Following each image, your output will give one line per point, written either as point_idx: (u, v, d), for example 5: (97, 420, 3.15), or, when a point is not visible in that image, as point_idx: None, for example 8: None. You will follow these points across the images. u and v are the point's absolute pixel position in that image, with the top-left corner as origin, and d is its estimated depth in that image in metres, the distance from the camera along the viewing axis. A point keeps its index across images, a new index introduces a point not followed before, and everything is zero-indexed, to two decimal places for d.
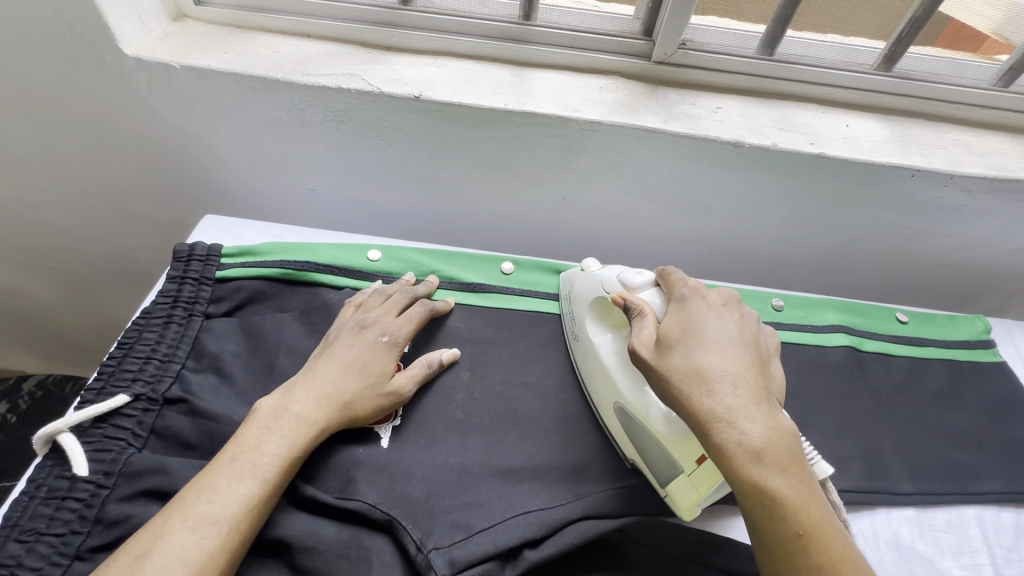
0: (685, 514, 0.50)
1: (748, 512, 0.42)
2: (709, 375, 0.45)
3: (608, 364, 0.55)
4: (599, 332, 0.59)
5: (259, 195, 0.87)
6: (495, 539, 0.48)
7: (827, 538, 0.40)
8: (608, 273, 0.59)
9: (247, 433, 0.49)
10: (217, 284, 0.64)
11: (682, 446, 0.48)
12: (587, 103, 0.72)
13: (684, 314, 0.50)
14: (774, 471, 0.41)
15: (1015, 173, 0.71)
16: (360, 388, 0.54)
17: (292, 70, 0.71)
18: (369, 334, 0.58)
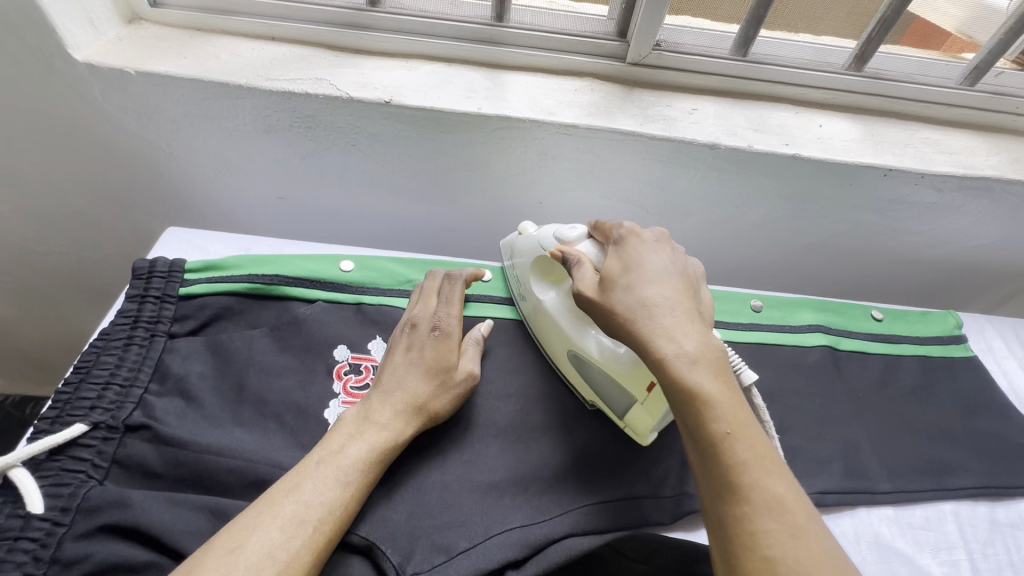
0: (641, 438, 0.54)
1: (681, 419, 0.43)
2: (649, 301, 0.47)
3: (555, 316, 0.58)
4: (543, 289, 0.61)
5: (226, 204, 0.84)
6: (477, 562, 0.47)
7: (751, 438, 0.42)
8: (545, 232, 0.62)
9: (334, 438, 0.49)
10: (181, 301, 0.61)
11: (630, 375, 0.52)
12: (562, 106, 0.71)
13: (621, 253, 0.52)
14: (708, 377, 0.43)
15: (982, 171, 0.73)
16: (433, 387, 0.54)
17: (256, 76, 0.68)
18: (424, 330, 0.57)
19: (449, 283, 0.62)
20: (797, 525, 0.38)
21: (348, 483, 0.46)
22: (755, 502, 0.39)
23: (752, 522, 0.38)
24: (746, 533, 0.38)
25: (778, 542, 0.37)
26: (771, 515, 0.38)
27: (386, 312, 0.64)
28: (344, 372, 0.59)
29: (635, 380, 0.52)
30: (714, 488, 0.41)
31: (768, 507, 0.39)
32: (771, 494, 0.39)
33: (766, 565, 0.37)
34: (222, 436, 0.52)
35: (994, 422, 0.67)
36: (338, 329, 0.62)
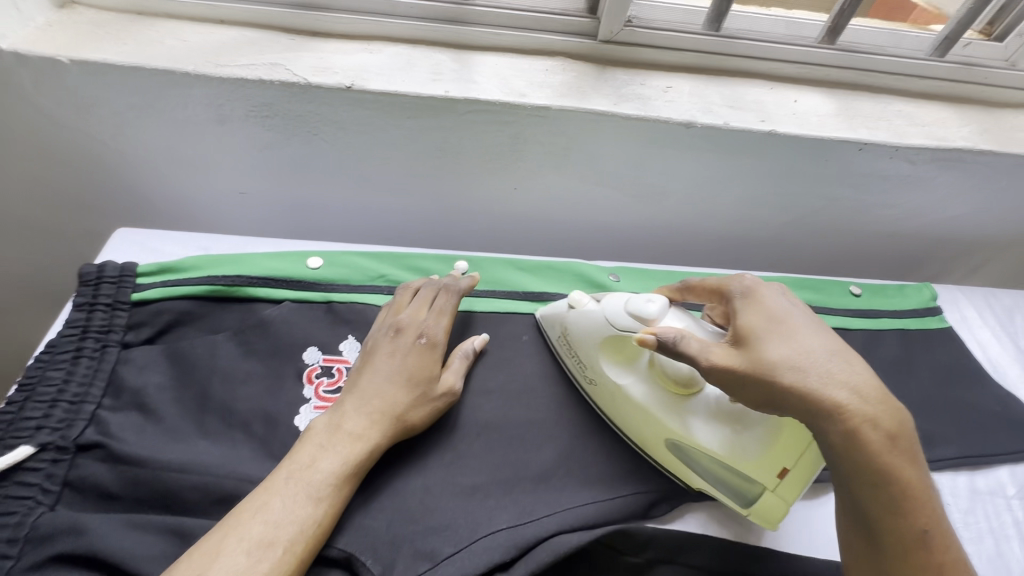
0: (772, 528, 0.50)
1: (868, 497, 0.41)
2: (819, 361, 0.42)
3: (645, 404, 0.51)
4: (617, 373, 0.54)
5: (182, 201, 0.79)
6: (462, 567, 0.45)
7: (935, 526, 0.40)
8: (612, 304, 0.52)
9: (304, 451, 0.46)
10: (134, 307, 0.57)
11: (763, 461, 0.47)
12: (533, 87, 0.68)
13: (758, 304, 0.47)
14: (902, 461, 0.40)
15: (954, 143, 0.73)
16: (413, 396, 0.51)
17: (204, 62, 0.63)
18: (409, 338, 0.54)
19: (444, 293, 0.59)
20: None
21: (315, 498, 0.43)
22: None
23: None
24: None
25: None
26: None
27: (358, 310, 0.61)
28: (315, 376, 0.56)
29: (767, 470, 0.47)
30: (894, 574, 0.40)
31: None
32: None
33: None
34: (185, 450, 0.49)
35: (970, 391, 0.68)
36: (307, 330, 0.59)
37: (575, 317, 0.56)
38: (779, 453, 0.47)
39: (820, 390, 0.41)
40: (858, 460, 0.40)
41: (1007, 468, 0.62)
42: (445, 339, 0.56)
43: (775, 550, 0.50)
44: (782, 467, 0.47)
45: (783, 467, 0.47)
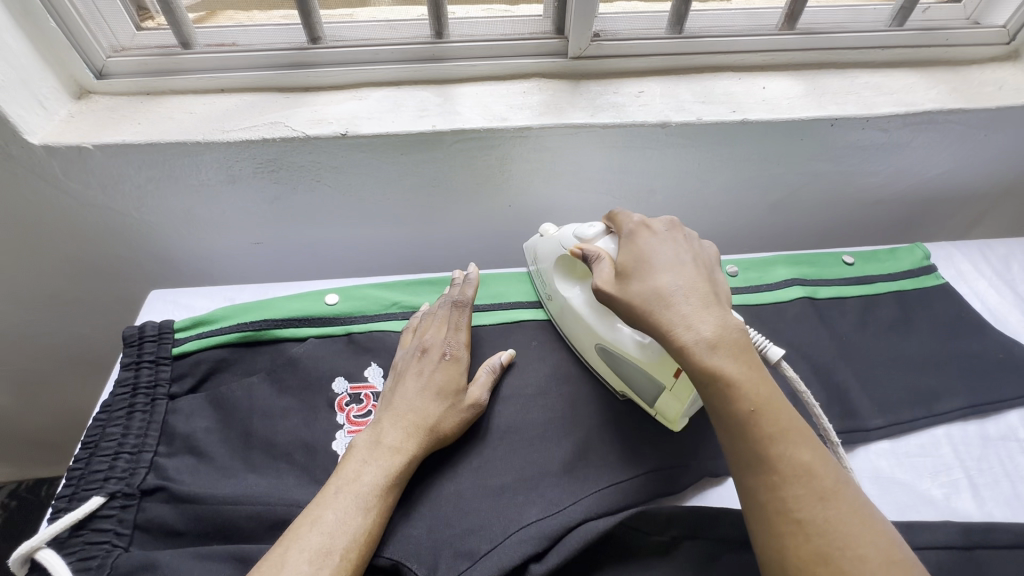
0: (671, 425, 0.57)
1: (705, 395, 0.46)
2: (664, 289, 0.50)
3: (580, 311, 0.61)
4: (568, 287, 0.64)
5: (204, 257, 0.85)
6: (500, 560, 0.48)
7: (774, 409, 0.45)
8: (565, 233, 0.65)
9: (349, 467, 0.50)
10: (175, 360, 0.62)
11: (659, 363, 0.54)
12: (513, 110, 0.73)
13: (633, 247, 0.55)
14: (726, 359, 0.46)
15: (923, 106, 0.75)
16: (444, 408, 0.55)
17: (212, 130, 0.69)
18: (434, 355, 0.59)
19: (457, 309, 0.64)
20: (826, 490, 0.42)
21: (363, 509, 0.48)
22: (783, 468, 0.43)
23: (784, 489, 0.42)
24: (778, 500, 0.42)
25: (810, 506, 0.41)
26: (800, 480, 0.42)
27: (377, 338, 0.66)
28: (345, 404, 0.60)
29: (663, 367, 0.54)
30: (744, 460, 0.44)
31: (797, 473, 0.42)
32: (799, 462, 0.43)
33: (797, 528, 0.41)
34: (237, 484, 0.54)
35: (972, 343, 0.70)
36: (333, 362, 0.63)
37: (542, 244, 0.68)
38: None
39: (654, 309, 0.49)
40: (687, 364, 0.47)
41: (1016, 412, 0.64)
42: (467, 354, 0.61)
43: None
44: (678, 368, 0.53)
45: (676, 366, 0.53)
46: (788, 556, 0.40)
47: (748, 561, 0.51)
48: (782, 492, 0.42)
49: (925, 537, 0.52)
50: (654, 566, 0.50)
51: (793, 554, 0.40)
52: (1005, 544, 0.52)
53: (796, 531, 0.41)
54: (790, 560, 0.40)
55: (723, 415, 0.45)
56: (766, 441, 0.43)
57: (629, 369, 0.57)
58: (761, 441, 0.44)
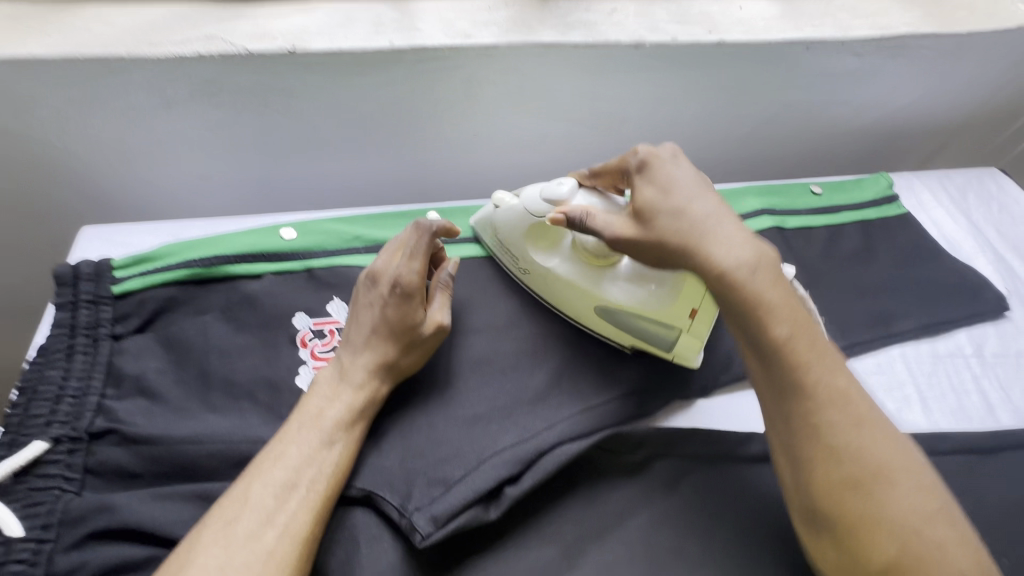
0: (685, 365, 0.57)
1: (741, 322, 0.46)
2: (698, 217, 0.48)
3: (572, 280, 0.57)
4: (545, 259, 0.58)
5: (143, 193, 0.78)
6: (474, 485, 0.48)
7: (810, 335, 0.46)
8: (527, 198, 0.57)
9: (311, 403, 0.48)
10: (117, 300, 0.57)
11: (675, 304, 0.53)
12: (478, 27, 0.67)
13: (651, 177, 0.51)
14: (766, 284, 0.46)
15: (897, 30, 0.74)
16: (397, 345, 0.52)
17: (137, 43, 0.61)
18: (384, 288, 0.54)
19: (411, 235, 0.56)
20: (860, 417, 0.44)
21: (327, 442, 0.46)
22: (820, 396, 0.44)
23: (818, 418, 0.43)
24: (811, 427, 0.43)
25: (844, 432, 0.43)
26: (835, 408, 0.44)
27: (340, 273, 0.62)
28: (308, 340, 0.58)
29: (678, 310, 0.53)
30: (777, 386, 0.45)
31: (834, 400, 0.44)
32: (832, 388, 0.44)
33: (828, 454, 0.43)
34: (196, 424, 0.51)
35: (928, 268, 0.72)
36: (292, 299, 0.60)
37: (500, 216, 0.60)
38: (688, 296, 0.53)
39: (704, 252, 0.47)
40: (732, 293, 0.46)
41: (965, 332, 0.67)
42: (421, 282, 0.54)
43: (757, 433, 0.55)
44: (694, 306, 0.53)
45: (693, 307, 0.53)
46: (815, 482, 0.42)
47: (714, 475, 0.53)
48: (816, 419, 0.43)
49: None
50: (624, 484, 0.52)
51: (822, 478, 0.42)
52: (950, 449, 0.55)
53: (827, 458, 0.42)
54: (817, 483, 0.42)
55: (762, 345, 0.45)
56: (801, 369, 0.44)
57: (632, 321, 0.56)
58: (800, 368, 0.44)
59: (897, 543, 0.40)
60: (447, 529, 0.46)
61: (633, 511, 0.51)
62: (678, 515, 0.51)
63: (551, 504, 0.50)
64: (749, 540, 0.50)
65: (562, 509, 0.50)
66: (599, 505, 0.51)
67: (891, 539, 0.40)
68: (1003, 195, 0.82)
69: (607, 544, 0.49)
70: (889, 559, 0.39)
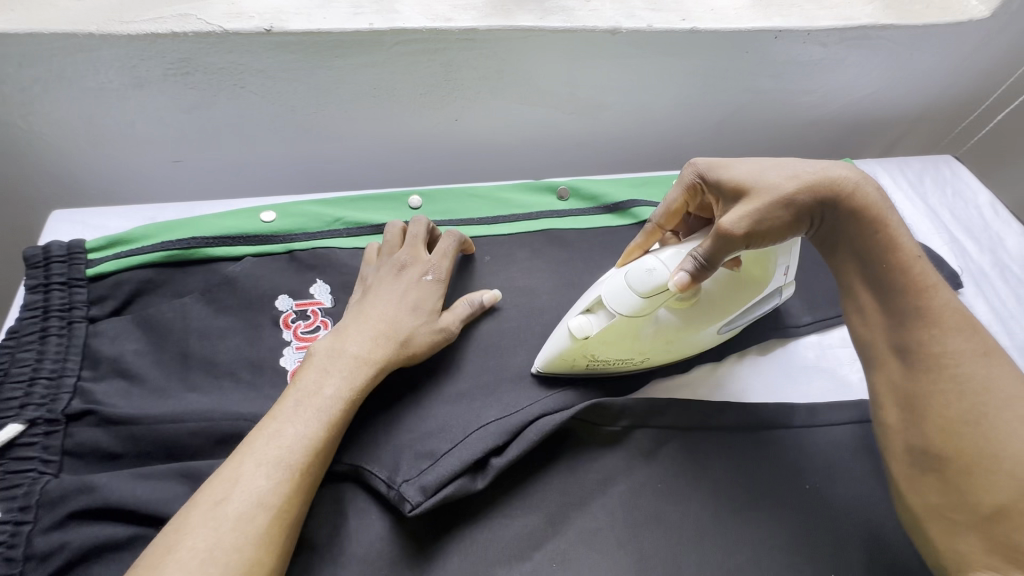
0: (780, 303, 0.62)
1: (870, 251, 0.49)
2: (808, 165, 0.50)
3: (694, 324, 0.55)
4: (654, 332, 0.54)
5: (114, 177, 0.76)
6: (460, 456, 0.49)
7: (932, 273, 0.48)
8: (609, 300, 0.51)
9: (309, 378, 0.48)
10: (92, 282, 0.56)
11: (776, 278, 0.56)
12: (457, 11, 0.68)
13: (721, 164, 0.52)
14: (892, 214, 0.49)
15: (859, 21, 0.77)
16: (417, 324, 0.53)
17: (107, 20, 0.60)
18: (412, 274, 0.56)
19: (415, 230, 0.59)
20: (985, 352, 0.46)
21: (323, 421, 0.46)
22: (946, 324, 0.46)
23: (944, 348, 0.46)
24: (937, 355, 0.45)
25: (969, 363, 0.45)
26: (963, 340, 0.46)
27: (321, 255, 0.62)
28: (291, 320, 0.58)
29: (781, 279, 0.57)
30: (900, 319, 0.47)
31: (960, 334, 0.46)
32: (959, 321, 0.47)
33: (950, 384, 0.45)
34: (177, 404, 0.51)
35: None
36: (273, 281, 0.60)
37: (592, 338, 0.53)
38: (783, 267, 0.56)
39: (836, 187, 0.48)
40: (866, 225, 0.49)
41: None
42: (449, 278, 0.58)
43: (730, 403, 0.57)
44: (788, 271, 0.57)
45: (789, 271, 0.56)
46: (934, 411, 0.44)
47: (691, 444, 0.55)
48: (938, 351, 0.45)
49: (842, 414, 0.58)
50: (606, 454, 0.53)
51: (940, 410, 0.44)
52: None
53: (948, 387, 0.45)
54: (935, 416, 0.44)
55: (892, 276, 0.48)
56: (928, 298, 0.47)
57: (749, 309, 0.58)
58: (926, 300, 0.47)
59: (1011, 477, 0.41)
60: (435, 499, 0.47)
61: (615, 479, 0.52)
62: (657, 482, 0.53)
63: (536, 473, 0.52)
64: (724, 503, 0.52)
65: (546, 479, 0.52)
66: (583, 474, 0.52)
67: (1009, 475, 0.41)
68: (957, 179, 0.87)
69: (590, 511, 0.51)
70: (1008, 493, 0.41)
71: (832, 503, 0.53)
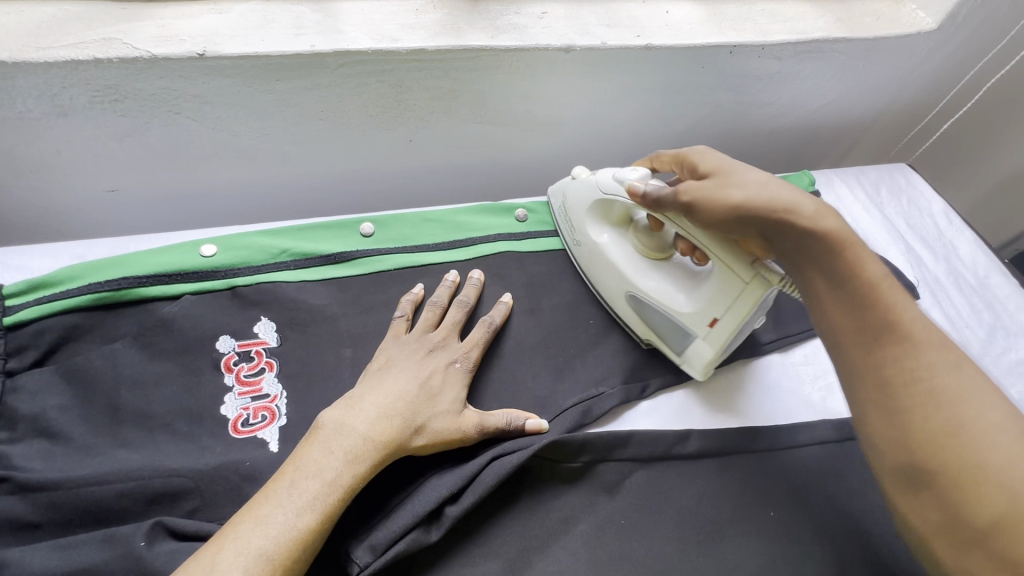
0: (695, 374, 0.60)
1: (826, 271, 0.47)
2: (760, 179, 0.50)
3: (614, 257, 0.63)
4: (599, 232, 0.65)
5: (44, 210, 0.71)
6: (412, 508, 0.47)
7: (896, 287, 0.45)
8: (601, 175, 0.63)
9: (311, 456, 0.44)
10: (10, 332, 0.52)
11: (696, 307, 0.57)
12: (405, 30, 0.65)
13: (710, 159, 0.55)
14: (846, 233, 0.47)
15: (813, 34, 0.77)
16: (435, 409, 0.50)
17: (22, 47, 0.55)
18: (441, 360, 0.54)
19: (458, 309, 0.58)
20: (957, 361, 0.42)
21: (319, 510, 0.42)
22: (916, 337, 0.43)
23: (913, 360, 0.42)
24: (906, 368, 0.42)
25: (943, 373, 0.41)
26: (936, 352, 0.43)
27: (265, 290, 0.59)
28: (233, 363, 0.55)
29: (699, 315, 0.57)
30: (871, 336, 0.44)
31: (929, 345, 0.43)
32: (928, 332, 0.43)
33: (926, 398, 0.41)
34: (104, 463, 0.47)
35: None
36: (213, 321, 0.56)
37: (574, 187, 0.66)
38: (714, 304, 0.56)
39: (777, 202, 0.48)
40: (814, 245, 0.47)
41: None
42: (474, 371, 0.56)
43: (693, 430, 0.56)
44: (713, 318, 0.56)
45: (714, 317, 0.56)
46: (915, 427, 0.41)
47: (654, 476, 0.54)
48: (908, 366, 0.42)
49: (806, 436, 0.58)
50: (568, 491, 0.52)
51: (921, 424, 0.40)
52: None
53: (925, 402, 0.41)
54: (918, 435, 0.40)
55: (850, 293, 0.46)
56: (891, 313, 0.44)
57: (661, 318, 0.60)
58: (890, 313, 0.44)
59: (1008, 488, 0.37)
60: (385, 557, 0.44)
61: (577, 517, 0.51)
62: (621, 518, 0.51)
63: (495, 517, 0.50)
64: (690, 537, 0.51)
65: (505, 522, 0.50)
66: (544, 514, 0.50)
67: (999, 489, 0.37)
68: (911, 188, 0.88)
69: (552, 554, 0.49)
70: (1001, 510, 0.37)
71: (798, 529, 0.53)
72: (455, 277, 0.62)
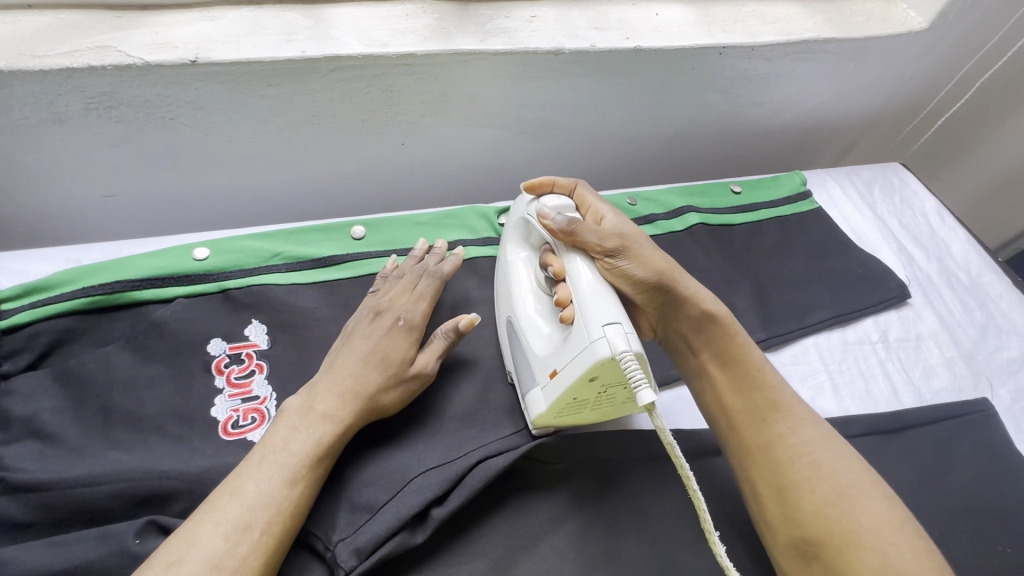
0: (534, 426, 0.53)
1: (712, 361, 0.51)
2: (664, 263, 0.52)
3: (517, 277, 0.58)
4: (515, 249, 0.60)
5: (43, 216, 0.72)
6: (399, 509, 0.47)
7: (772, 372, 0.51)
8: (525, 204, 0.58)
9: (278, 435, 0.46)
10: (5, 335, 0.53)
11: (548, 352, 0.50)
12: (395, 35, 0.66)
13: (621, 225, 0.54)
14: (729, 327, 0.51)
15: (802, 35, 0.78)
16: (383, 377, 0.50)
17: (17, 55, 0.56)
18: (386, 319, 0.54)
19: (426, 276, 0.58)
20: (828, 433, 0.48)
21: (287, 480, 0.43)
22: (793, 414, 0.49)
23: (794, 439, 0.47)
24: (790, 445, 0.47)
25: (819, 447, 0.47)
26: (809, 427, 0.48)
27: (257, 293, 0.60)
28: (224, 365, 0.55)
29: (544, 363, 0.51)
30: (759, 417, 0.48)
31: (803, 423, 0.48)
32: (801, 412, 0.49)
33: (808, 473, 0.46)
34: (96, 464, 0.48)
35: (840, 260, 0.76)
36: (205, 324, 0.57)
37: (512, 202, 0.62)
38: (559, 355, 0.49)
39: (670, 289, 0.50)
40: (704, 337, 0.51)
41: (871, 319, 0.72)
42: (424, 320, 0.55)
43: (680, 430, 0.57)
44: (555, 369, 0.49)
45: (553, 369, 0.49)
46: (802, 500, 0.45)
47: (642, 476, 0.54)
48: (792, 444, 0.47)
49: None
50: (555, 492, 0.52)
51: (806, 497, 0.44)
52: (857, 433, 0.60)
53: (809, 476, 0.45)
54: (804, 507, 0.44)
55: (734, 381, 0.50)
56: (773, 397, 0.49)
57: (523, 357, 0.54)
58: (768, 399, 0.49)
59: (879, 553, 0.41)
60: (371, 560, 0.45)
61: (564, 518, 0.51)
62: (608, 518, 0.51)
63: (482, 518, 0.50)
64: (677, 537, 0.51)
65: (492, 522, 0.50)
66: (531, 514, 0.51)
67: (871, 551, 0.42)
68: (905, 188, 0.88)
69: (539, 553, 0.49)
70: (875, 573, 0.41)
71: None
72: (422, 246, 0.62)
